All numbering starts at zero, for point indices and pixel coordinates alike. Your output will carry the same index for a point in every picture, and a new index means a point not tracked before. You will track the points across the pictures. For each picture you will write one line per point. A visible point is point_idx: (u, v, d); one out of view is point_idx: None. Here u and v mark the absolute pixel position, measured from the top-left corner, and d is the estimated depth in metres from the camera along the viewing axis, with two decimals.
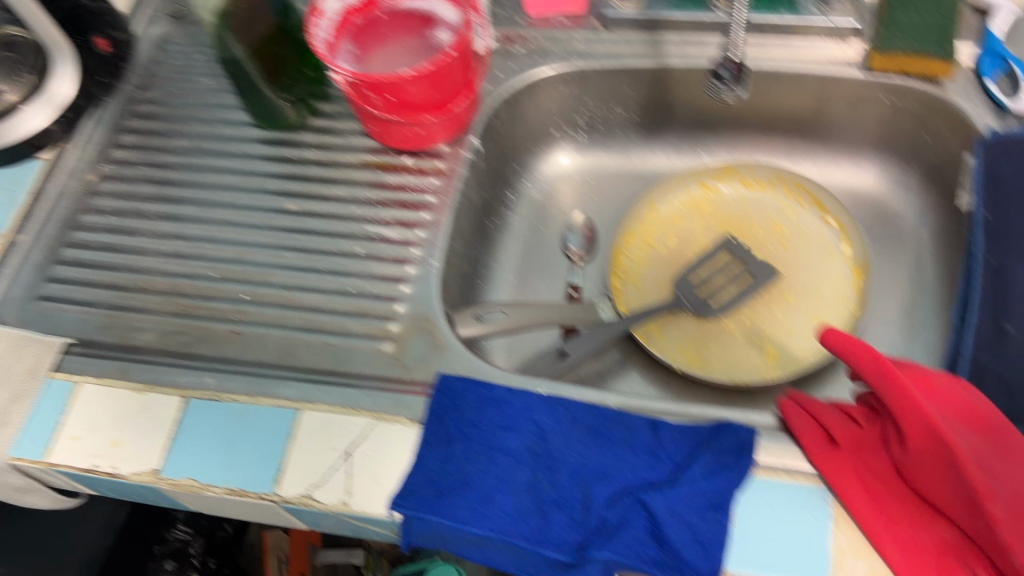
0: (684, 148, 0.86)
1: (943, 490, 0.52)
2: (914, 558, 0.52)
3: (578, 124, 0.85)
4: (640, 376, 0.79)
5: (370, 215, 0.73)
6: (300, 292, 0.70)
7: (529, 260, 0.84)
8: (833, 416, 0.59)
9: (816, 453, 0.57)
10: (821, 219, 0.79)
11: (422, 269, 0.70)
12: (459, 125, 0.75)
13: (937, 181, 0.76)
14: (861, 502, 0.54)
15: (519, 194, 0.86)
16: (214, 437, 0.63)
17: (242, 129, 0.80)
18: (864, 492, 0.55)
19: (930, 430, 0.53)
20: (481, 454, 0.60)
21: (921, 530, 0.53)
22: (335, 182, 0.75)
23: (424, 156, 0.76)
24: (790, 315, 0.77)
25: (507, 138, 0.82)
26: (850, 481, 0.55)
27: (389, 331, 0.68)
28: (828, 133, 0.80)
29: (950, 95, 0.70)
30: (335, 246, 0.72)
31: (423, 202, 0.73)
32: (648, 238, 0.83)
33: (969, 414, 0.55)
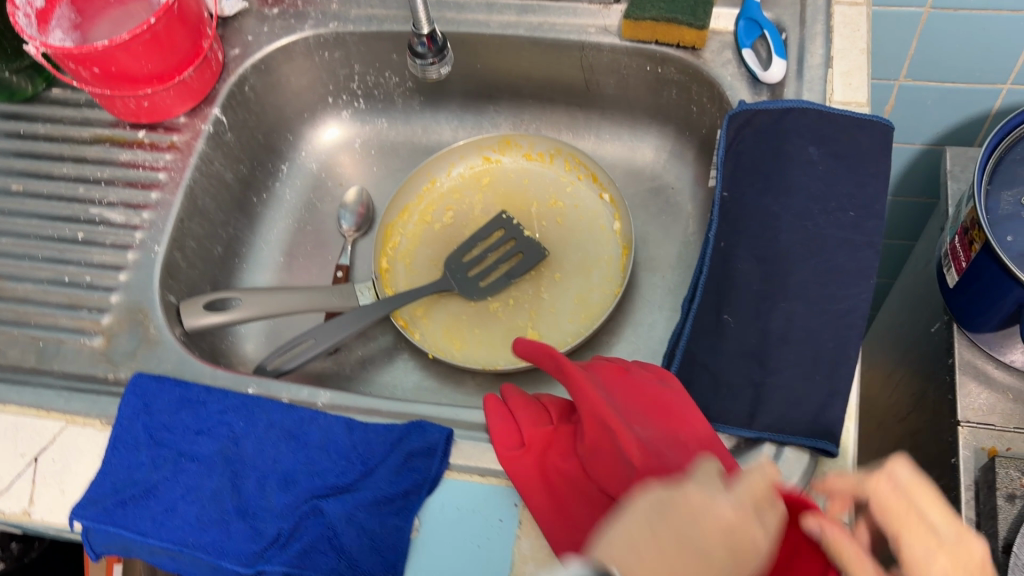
0: (468, 119, 0.81)
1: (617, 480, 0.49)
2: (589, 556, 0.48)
3: (352, 91, 0.80)
4: (407, 362, 0.75)
5: (96, 196, 0.69)
6: (11, 281, 0.66)
7: (299, 238, 0.79)
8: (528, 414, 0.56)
9: (504, 453, 0.53)
10: (597, 194, 0.77)
11: (143, 255, 0.66)
12: (195, 96, 0.70)
13: (708, 153, 0.73)
14: (543, 502, 0.51)
15: (292, 166, 0.81)
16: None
17: None
18: (546, 491, 0.51)
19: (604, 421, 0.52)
20: (169, 461, 0.56)
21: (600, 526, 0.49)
22: (65, 160, 0.71)
23: (161, 129, 0.71)
24: (556, 295, 0.74)
25: (268, 107, 0.77)
26: (533, 480, 0.52)
27: (100, 323, 0.64)
28: (605, 100, 0.76)
29: (706, 63, 0.67)
30: (53, 230, 0.68)
31: (155, 180, 0.69)
32: (424, 214, 0.79)
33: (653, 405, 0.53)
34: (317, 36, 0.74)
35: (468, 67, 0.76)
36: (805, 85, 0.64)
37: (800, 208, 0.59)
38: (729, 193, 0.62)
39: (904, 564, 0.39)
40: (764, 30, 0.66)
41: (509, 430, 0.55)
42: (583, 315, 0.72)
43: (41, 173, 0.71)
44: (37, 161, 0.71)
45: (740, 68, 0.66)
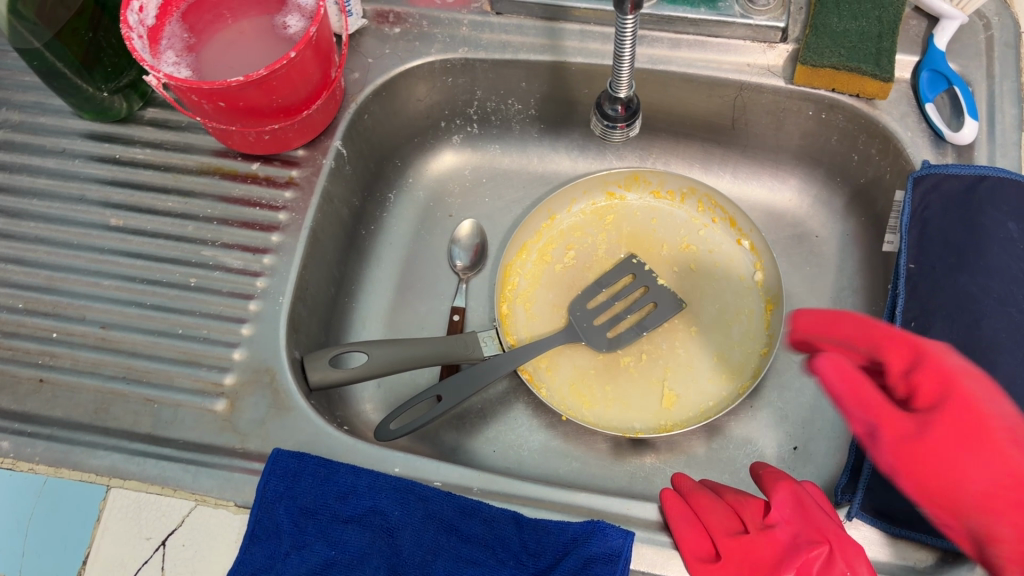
0: (590, 148, 0.75)
1: None
2: None
3: (469, 116, 0.74)
4: (527, 416, 0.70)
5: (206, 236, 0.63)
6: (118, 331, 0.60)
7: (408, 275, 0.73)
8: (720, 522, 0.51)
9: (693, 567, 0.48)
10: (734, 239, 0.72)
11: (267, 306, 0.61)
12: (317, 128, 0.64)
13: (864, 206, 0.68)
14: None
15: (400, 193, 0.75)
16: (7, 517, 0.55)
17: (64, 120, 0.68)
18: None
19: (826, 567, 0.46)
20: (316, 553, 0.52)
21: None
22: (168, 192, 0.65)
23: (277, 162, 0.65)
24: (693, 351, 0.69)
25: (382, 134, 0.70)
26: None
27: (221, 384, 0.59)
28: (749, 139, 0.70)
29: (882, 115, 0.62)
30: (161, 272, 0.62)
31: (273, 221, 0.63)
32: (544, 253, 0.73)
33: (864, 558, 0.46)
34: (443, 61, 0.67)
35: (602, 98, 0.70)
36: (999, 149, 0.59)
37: (1001, 291, 0.55)
38: (915, 265, 0.58)
39: None
40: (952, 85, 0.61)
41: (698, 535, 0.50)
42: (724, 375, 0.67)
43: (144, 207, 0.64)
44: (138, 193, 0.65)
45: (921, 123, 0.61)
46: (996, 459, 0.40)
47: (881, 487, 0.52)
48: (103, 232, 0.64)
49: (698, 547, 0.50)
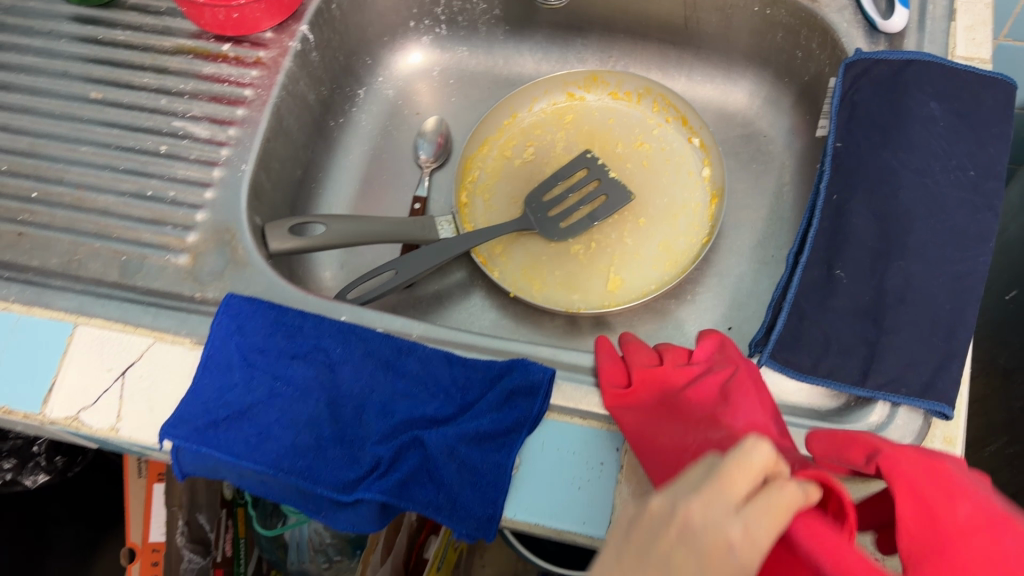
0: (553, 52, 0.79)
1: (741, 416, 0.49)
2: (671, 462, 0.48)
3: (437, 16, 0.77)
4: (482, 300, 0.74)
5: (178, 108, 0.67)
6: (92, 191, 0.64)
7: (374, 166, 0.77)
8: (643, 355, 0.57)
9: (607, 385, 0.54)
10: (685, 138, 0.75)
11: (229, 173, 0.65)
12: (284, 9, 0.67)
13: (809, 103, 0.71)
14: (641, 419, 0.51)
15: (369, 91, 0.79)
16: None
17: (52, 5, 0.72)
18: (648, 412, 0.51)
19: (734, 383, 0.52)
20: (263, 384, 0.56)
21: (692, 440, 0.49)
22: (145, 70, 0.69)
23: (247, 44, 0.69)
24: (640, 240, 0.72)
25: (352, 27, 0.74)
26: (638, 404, 0.52)
27: (185, 241, 0.62)
28: (701, 38, 0.73)
29: (821, 6, 0.64)
30: (135, 141, 0.66)
31: (240, 96, 0.67)
32: (504, 149, 0.77)
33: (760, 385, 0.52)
34: None
35: None
36: (927, 36, 0.62)
37: (919, 164, 0.57)
38: (842, 144, 0.60)
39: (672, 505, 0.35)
40: None
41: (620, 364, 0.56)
42: (668, 262, 0.71)
43: (122, 83, 0.68)
44: (117, 70, 0.69)
45: (856, 14, 0.64)
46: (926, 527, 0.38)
47: (791, 338, 0.55)
48: (82, 104, 0.67)
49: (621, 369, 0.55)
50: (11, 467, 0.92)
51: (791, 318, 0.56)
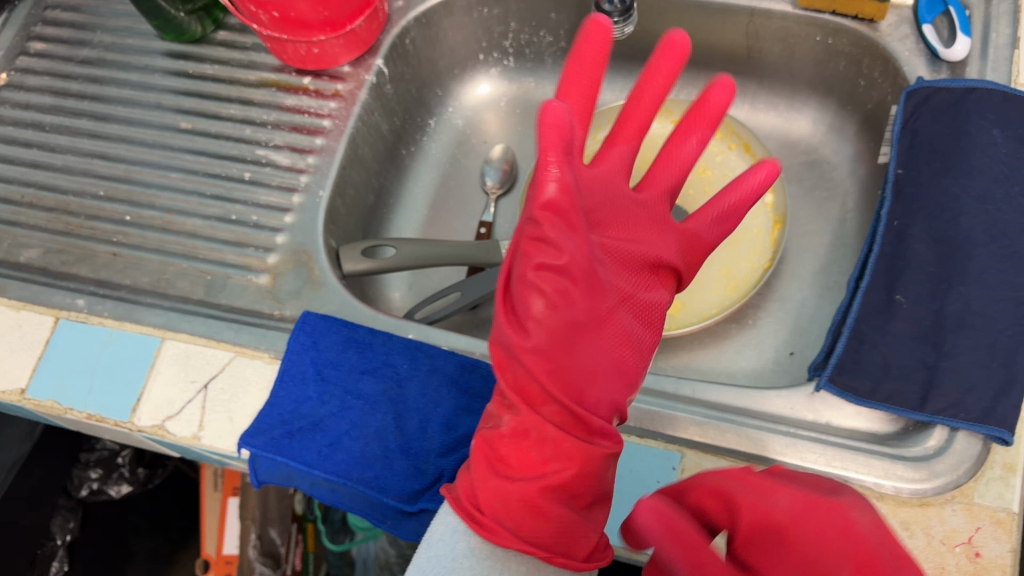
0: (617, 81, 0.81)
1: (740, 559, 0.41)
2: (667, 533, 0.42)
3: (504, 49, 0.81)
4: None
5: (262, 138, 0.71)
6: (180, 215, 0.69)
7: (442, 192, 0.80)
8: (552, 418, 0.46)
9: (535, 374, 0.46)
10: (748, 164, 0.75)
11: (308, 199, 0.68)
12: (360, 45, 0.71)
13: (872, 130, 0.71)
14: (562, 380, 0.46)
15: (440, 120, 0.82)
16: (77, 362, 0.62)
17: (148, 42, 0.78)
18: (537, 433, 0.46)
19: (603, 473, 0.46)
20: (335, 397, 0.58)
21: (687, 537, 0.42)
22: (231, 101, 0.73)
23: (326, 77, 0.73)
24: (701, 266, 0.72)
25: (423, 61, 0.78)
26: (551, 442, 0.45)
27: (266, 262, 0.66)
28: (762, 67, 0.75)
29: (882, 36, 0.65)
30: (222, 169, 0.70)
31: (319, 126, 0.71)
32: None
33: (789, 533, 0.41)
34: None
35: None
36: (990, 65, 0.62)
37: (981, 190, 0.58)
38: (903, 170, 0.61)
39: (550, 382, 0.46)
40: (949, 7, 0.64)
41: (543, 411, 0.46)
42: (729, 287, 0.71)
43: (211, 113, 0.73)
44: (205, 101, 0.73)
45: (919, 43, 0.65)
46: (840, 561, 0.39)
47: (850, 361, 0.56)
48: (175, 134, 0.72)
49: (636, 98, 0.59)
50: (97, 477, 0.99)
51: (850, 342, 0.56)
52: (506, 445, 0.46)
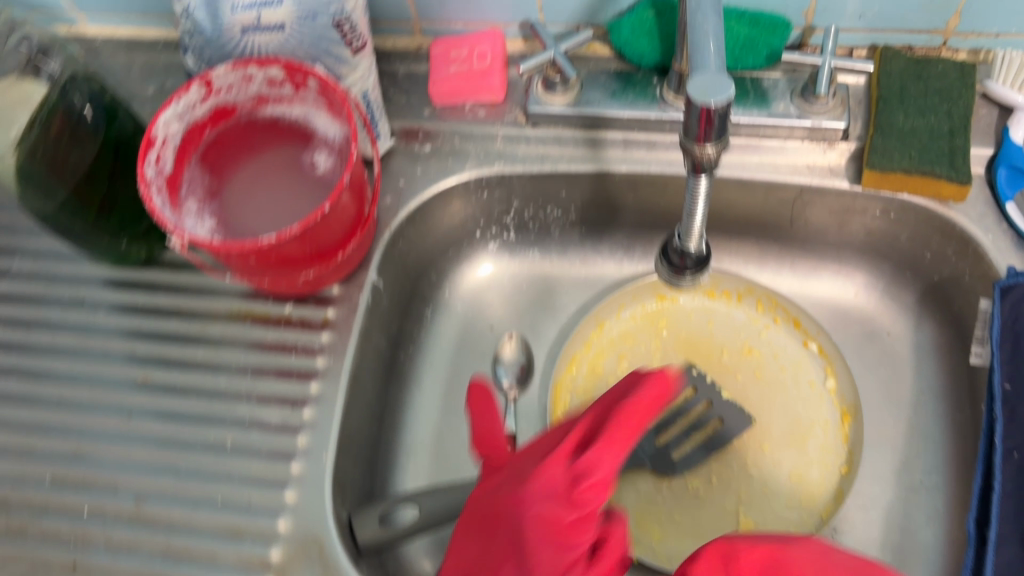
0: (636, 250, 0.71)
1: None
2: None
3: (504, 224, 0.70)
4: None
5: (242, 389, 0.58)
6: (152, 503, 0.56)
7: (452, 395, 0.68)
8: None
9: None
10: (800, 341, 0.67)
11: (309, 465, 0.56)
12: (348, 264, 0.60)
13: (941, 302, 0.63)
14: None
15: (439, 308, 0.71)
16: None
17: (82, 266, 0.64)
18: None
19: None
20: None
21: None
22: (197, 342, 0.60)
23: (312, 302, 0.61)
24: (768, 471, 0.63)
25: (416, 254, 0.67)
26: None
27: (268, 559, 0.54)
28: (807, 233, 0.66)
29: (955, 216, 0.58)
30: (198, 434, 0.58)
31: (311, 367, 0.59)
32: (595, 364, 0.68)
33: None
34: (477, 177, 0.64)
35: (647, 203, 0.66)
36: None
37: None
38: (1010, 384, 0.53)
39: None
40: None
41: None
42: (804, 497, 0.62)
43: (173, 360, 0.60)
44: (165, 343, 0.60)
45: (1000, 223, 0.57)
46: None
47: None
48: (131, 390, 0.59)
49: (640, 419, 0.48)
50: None
51: None
52: None
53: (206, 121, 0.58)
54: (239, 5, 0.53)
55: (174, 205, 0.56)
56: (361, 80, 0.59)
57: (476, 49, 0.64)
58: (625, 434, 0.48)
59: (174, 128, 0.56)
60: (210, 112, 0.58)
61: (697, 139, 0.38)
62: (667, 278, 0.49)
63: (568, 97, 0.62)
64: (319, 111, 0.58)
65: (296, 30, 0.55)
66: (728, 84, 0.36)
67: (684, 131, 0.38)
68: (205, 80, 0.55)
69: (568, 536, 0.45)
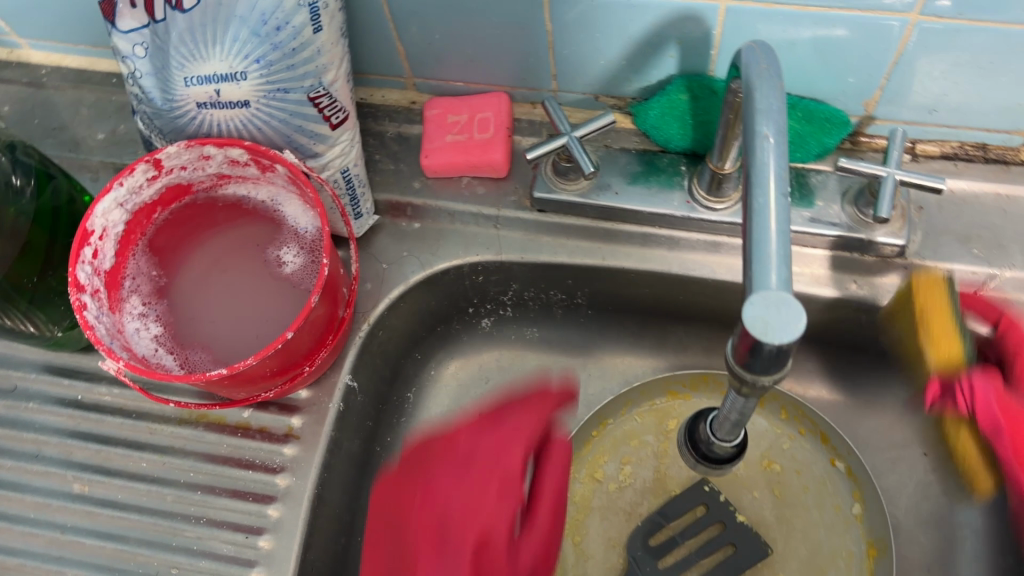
0: (647, 338, 0.63)
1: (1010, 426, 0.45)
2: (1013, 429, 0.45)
3: (501, 301, 0.62)
4: None
5: (191, 509, 0.51)
6: None
7: None
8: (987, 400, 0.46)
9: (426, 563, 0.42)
10: (827, 458, 0.59)
11: None
12: (318, 372, 0.52)
13: None
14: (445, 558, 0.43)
15: (422, 390, 0.64)
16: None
17: (14, 345, 0.56)
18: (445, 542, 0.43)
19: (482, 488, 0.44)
20: None
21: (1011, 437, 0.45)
22: (142, 448, 0.53)
23: (275, 407, 0.53)
24: None
25: (399, 338, 0.59)
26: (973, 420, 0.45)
27: None
28: (845, 338, 0.58)
29: None
30: (137, 561, 0.50)
31: (271, 486, 0.51)
32: (594, 468, 0.62)
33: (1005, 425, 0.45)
34: (472, 264, 0.55)
35: (666, 298, 0.57)
36: None
37: None
38: None
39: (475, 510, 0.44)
40: None
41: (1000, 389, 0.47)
42: None
43: (114, 468, 0.52)
44: (105, 447, 0.53)
45: None
46: None
47: None
48: (65, 503, 0.52)
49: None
50: None
51: None
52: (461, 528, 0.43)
53: (156, 201, 0.49)
54: (193, 76, 0.44)
55: (113, 308, 0.47)
56: (338, 157, 0.50)
57: (476, 117, 0.55)
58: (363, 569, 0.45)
59: (117, 216, 0.47)
60: (162, 194, 0.49)
61: (744, 364, 0.30)
62: (702, 469, 0.38)
63: (579, 187, 0.53)
64: (290, 196, 0.50)
65: (263, 105, 0.46)
66: (800, 311, 0.28)
67: (729, 352, 0.30)
68: (152, 159, 0.46)
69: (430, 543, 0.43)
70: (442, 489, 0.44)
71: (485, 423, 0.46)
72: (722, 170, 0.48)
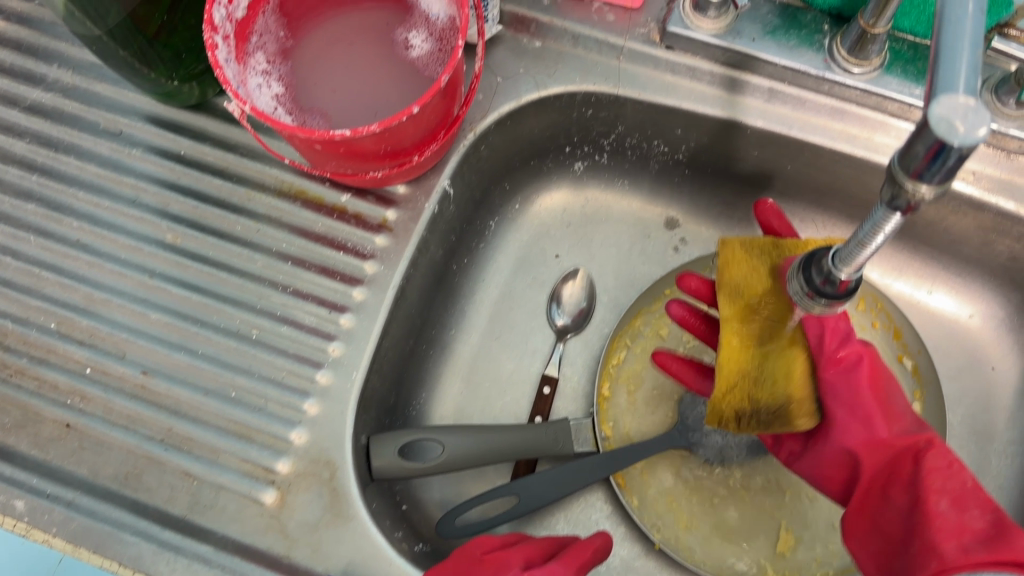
0: (738, 208, 0.63)
1: (861, 426, 0.45)
2: (874, 452, 0.45)
3: (600, 145, 0.62)
4: (615, 525, 0.59)
5: (278, 279, 0.52)
6: (160, 380, 0.51)
7: (498, 320, 0.63)
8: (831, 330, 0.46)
9: (393, 140, 0.46)
10: (894, 354, 0.59)
11: (338, 380, 0.50)
12: (419, 169, 0.52)
13: None
14: (402, 86, 0.48)
15: (503, 220, 0.64)
16: None
17: (125, 91, 0.57)
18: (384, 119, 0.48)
19: (419, 128, 0.47)
20: None
21: (855, 429, 0.46)
22: (238, 213, 0.54)
23: (372, 198, 0.54)
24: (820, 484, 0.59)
25: (497, 157, 0.59)
26: (863, 408, 0.45)
27: (274, 470, 0.49)
28: (940, 238, 0.57)
29: None
30: (219, 316, 0.52)
31: (359, 271, 0.52)
32: (659, 324, 0.62)
33: (875, 456, 0.45)
34: (586, 93, 0.55)
35: (773, 164, 0.57)
36: None
37: None
38: None
39: (418, 58, 0.49)
40: None
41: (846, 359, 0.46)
42: None
43: (207, 226, 0.54)
44: (202, 205, 0.54)
45: None
46: (862, 430, 0.45)
47: None
48: (156, 251, 0.53)
49: (349, 149, 0.46)
50: None
51: None
52: (414, 122, 0.46)
53: None
54: None
55: (240, 58, 0.46)
56: None
57: None
58: (336, 160, 0.47)
59: None
60: None
61: (910, 171, 0.29)
62: (815, 306, 0.38)
63: (719, 26, 0.51)
64: None
65: None
66: (986, 119, 0.27)
67: (896, 156, 0.29)
68: None
69: (399, 145, 0.48)
70: (381, 43, 0.49)
71: (445, 96, 0.47)
72: (872, 30, 0.47)
